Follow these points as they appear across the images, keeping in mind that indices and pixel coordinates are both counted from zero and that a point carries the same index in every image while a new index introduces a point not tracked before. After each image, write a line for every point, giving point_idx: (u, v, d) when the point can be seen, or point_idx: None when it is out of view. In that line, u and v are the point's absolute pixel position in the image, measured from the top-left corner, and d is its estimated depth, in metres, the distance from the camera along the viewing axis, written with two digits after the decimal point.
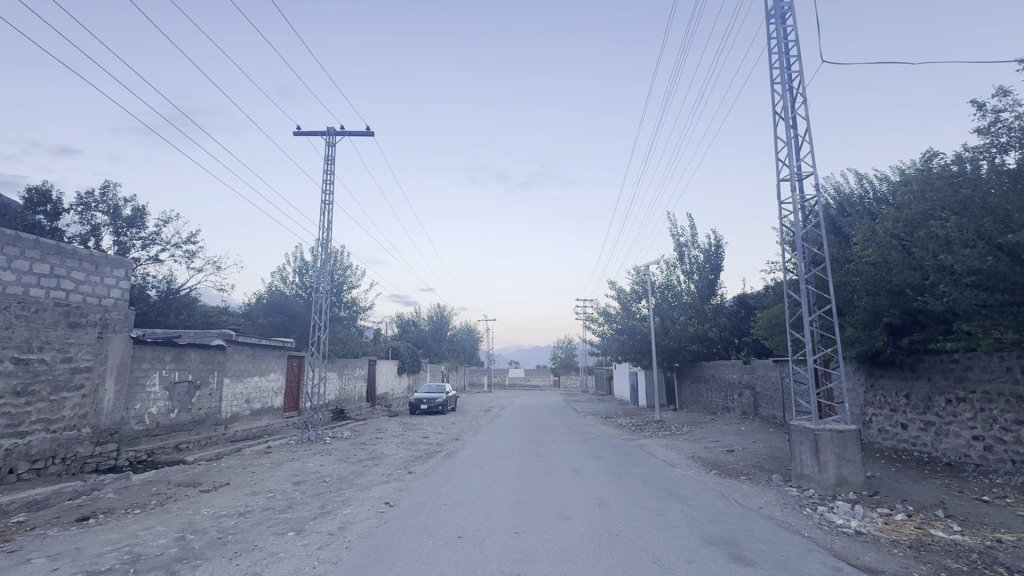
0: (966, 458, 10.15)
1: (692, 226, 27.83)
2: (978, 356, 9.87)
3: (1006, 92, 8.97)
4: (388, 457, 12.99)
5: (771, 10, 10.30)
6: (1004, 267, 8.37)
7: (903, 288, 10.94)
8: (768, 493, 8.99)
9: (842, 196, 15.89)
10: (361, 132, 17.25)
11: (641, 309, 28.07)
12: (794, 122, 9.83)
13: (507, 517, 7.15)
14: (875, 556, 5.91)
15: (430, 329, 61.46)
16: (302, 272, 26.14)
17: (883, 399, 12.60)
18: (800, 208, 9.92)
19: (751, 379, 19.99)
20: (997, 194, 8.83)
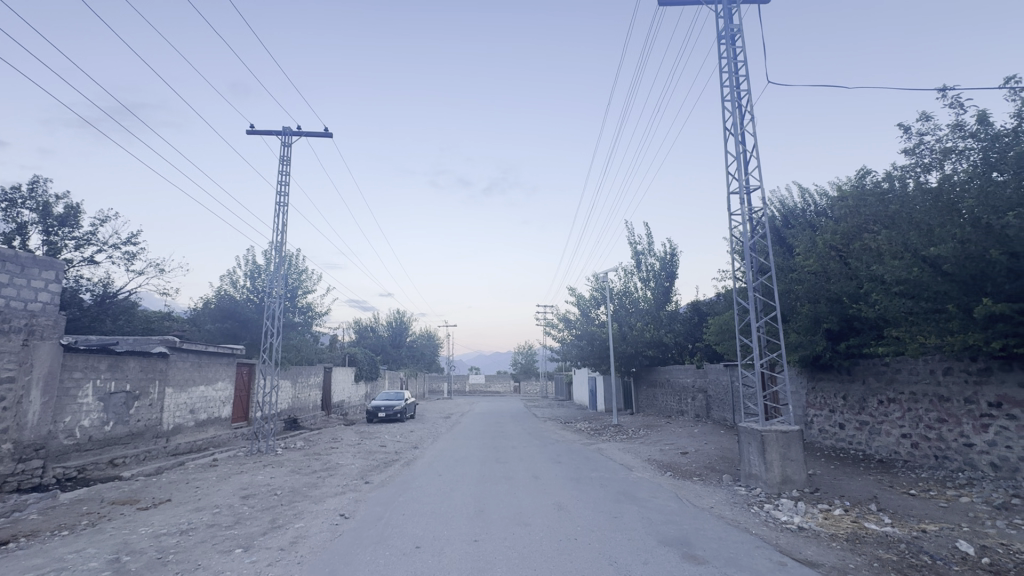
0: (895, 455, 10.91)
1: (649, 235, 28.69)
2: (906, 360, 10.64)
3: (928, 117, 9.80)
4: (344, 467, 12.61)
5: (722, 32, 10.82)
6: (926, 278, 9.05)
7: (840, 296, 11.68)
8: (718, 493, 9.35)
9: (787, 209, 16.80)
10: (319, 132, 16.81)
11: (600, 315, 28.60)
12: (743, 138, 10.36)
13: (466, 525, 7.08)
14: (816, 550, 6.26)
15: (388, 335, 60.33)
16: (254, 275, 25.08)
17: (824, 401, 13.35)
18: (748, 219, 10.42)
19: (703, 383, 20.72)
20: (920, 210, 9.57)
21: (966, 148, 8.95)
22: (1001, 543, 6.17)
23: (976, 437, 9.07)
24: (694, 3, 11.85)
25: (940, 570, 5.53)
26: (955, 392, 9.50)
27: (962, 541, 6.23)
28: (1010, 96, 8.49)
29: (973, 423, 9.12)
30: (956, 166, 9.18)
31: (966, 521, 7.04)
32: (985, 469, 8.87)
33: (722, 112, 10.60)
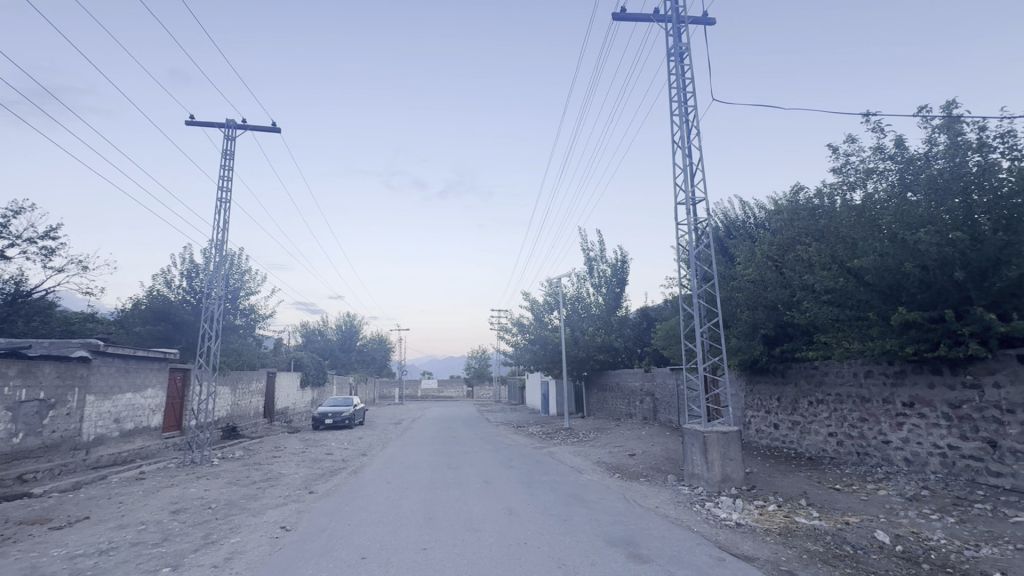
0: (823, 452, 11.70)
1: (601, 242, 29.42)
2: (833, 364, 11.42)
3: (853, 139, 10.63)
4: (287, 477, 12.05)
5: (671, 49, 11.28)
6: (851, 288, 9.77)
7: (776, 304, 12.42)
8: (664, 493, 9.67)
9: (729, 220, 17.72)
10: (266, 127, 16.11)
11: (553, 320, 28.96)
12: (689, 151, 10.83)
13: (414, 533, 6.94)
14: (752, 544, 6.59)
15: (337, 339, 58.41)
16: (191, 275, 23.60)
17: (760, 402, 14.11)
18: (694, 229, 10.89)
19: (651, 387, 21.41)
20: (846, 225, 10.32)
21: (886, 169, 9.79)
22: (912, 531, 6.74)
23: (892, 434, 9.88)
24: (646, 20, 12.30)
25: (860, 559, 5.96)
26: (875, 394, 10.29)
27: (880, 531, 6.75)
28: (923, 124, 9.35)
29: (890, 422, 9.93)
30: (877, 186, 9.99)
31: (882, 512, 7.64)
32: (900, 463, 9.68)
33: (670, 126, 11.02)
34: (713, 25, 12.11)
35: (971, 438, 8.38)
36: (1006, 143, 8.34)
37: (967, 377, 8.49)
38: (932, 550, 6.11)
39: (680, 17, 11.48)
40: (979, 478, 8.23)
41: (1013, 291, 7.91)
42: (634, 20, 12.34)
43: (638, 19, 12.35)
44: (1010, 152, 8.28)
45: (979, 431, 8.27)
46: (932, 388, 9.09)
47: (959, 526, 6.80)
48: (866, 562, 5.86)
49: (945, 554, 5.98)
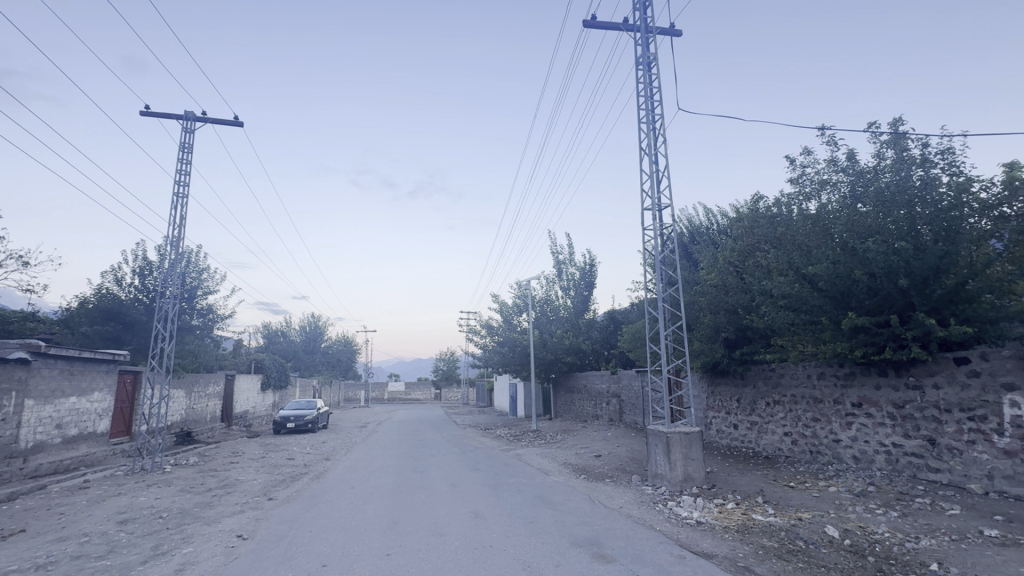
0: (779, 451, 12.17)
1: (570, 246, 29.74)
2: (789, 366, 11.89)
3: (809, 151, 11.13)
4: (244, 483, 11.63)
5: (639, 58, 11.53)
6: (805, 293, 10.22)
7: (737, 308, 12.86)
8: (628, 493, 9.84)
9: (694, 227, 18.23)
10: (227, 120, 15.55)
11: (522, 322, 29.05)
12: (656, 158, 11.08)
13: (378, 539, 6.82)
14: (711, 541, 6.80)
15: (300, 340, 56.78)
16: (144, 273, 22.48)
17: (721, 403, 14.55)
18: (659, 234, 11.14)
19: (617, 389, 21.75)
20: (801, 233, 10.79)
21: (838, 181, 10.29)
22: (859, 526, 7.09)
23: (842, 433, 10.38)
24: (616, 28, 12.52)
25: (811, 553, 6.23)
26: (826, 394, 10.78)
27: (830, 526, 7.07)
28: (873, 139, 9.89)
29: (840, 422, 10.43)
30: (831, 196, 10.48)
31: (832, 507, 8.01)
32: (849, 461, 10.17)
33: (638, 133, 11.23)
34: (680, 36, 12.45)
35: (912, 437, 8.89)
36: (946, 160, 8.90)
37: (910, 379, 9.00)
38: (877, 543, 6.45)
39: (649, 27, 11.75)
40: (919, 474, 8.74)
41: (951, 297, 8.45)
42: (605, 28, 12.55)
43: (608, 28, 12.57)
44: (949, 168, 8.85)
45: (920, 429, 8.78)
46: (879, 389, 9.60)
47: (901, 520, 7.20)
48: (817, 556, 6.13)
49: (888, 547, 6.32)
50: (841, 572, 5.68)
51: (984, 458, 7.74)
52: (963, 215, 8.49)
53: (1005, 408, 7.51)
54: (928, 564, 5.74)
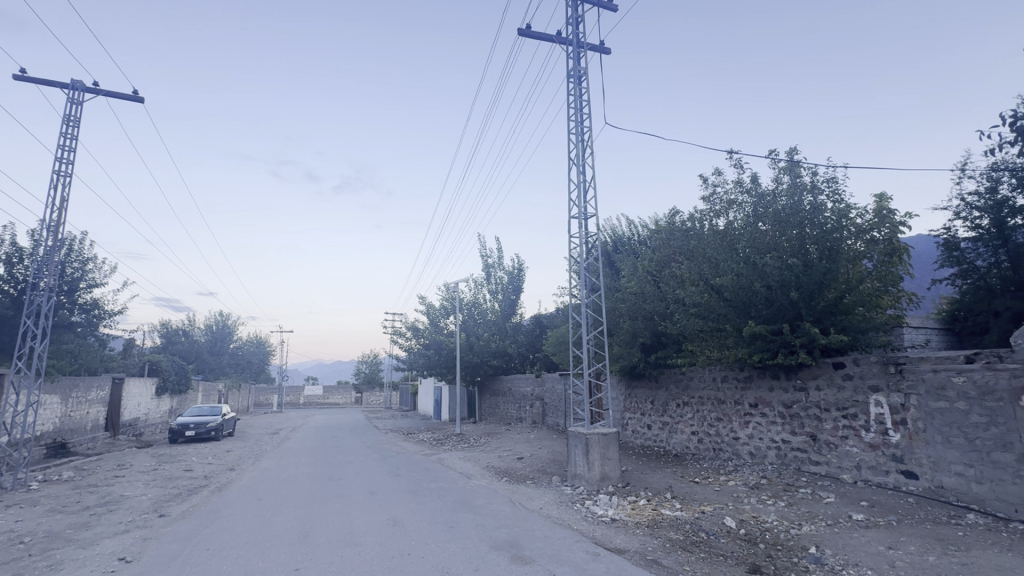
0: (687, 449, 13.04)
1: (499, 250, 30.00)
2: (696, 370, 12.79)
3: (719, 172, 12.09)
4: (131, 499, 10.42)
5: (570, 72, 11.91)
6: (712, 302, 11.08)
7: (653, 315, 13.66)
8: (548, 493, 10.07)
9: (617, 236, 19.11)
10: (126, 95, 13.96)
11: (448, 325, 28.80)
12: (583, 169, 11.48)
13: (286, 554, 6.39)
14: (624, 537, 7.14)
15: (205, 340, 52.08)
16: (12, 261, 19.48)
17: (637, 405, 15.32)
18: (584, 242, 11.54)
19: (541, 391, 22.18)
20: (711, 247, 11.68)
21: (741, 200, 11.32)
22: (752, 516, 7.78)
23: (740, 431, 11.35)
24: (549, 40, 12.86)
25: (712, 543, 6.73)
26: (728, 396, 11.73)
27: (728, 517, 7.69)
28: (772, 165, 10.94)
29: (739, 421, 11.39)
30: (736, 215, 11.48)
31: (731, 500, 8.72)
32: (745, 457, 11.14)
33: (568, 143, 11.57)
34: (609, 54, 13.04)
35: (798, 433, 9.93)
36: (831, 188, 10.07)
37: (797, 382, 10.05)
38: (767, 531, 7.11)
39: (581, 42, 12.19)
40: (803, 467, 9.77)
41: (831, 309, 9.55)
42: (538, 38, 12.84)
43: (542, 39, 12.88)
44: (832, 195, 10.02)
45: (804, 426, 9.82)
46: (772, 391, 10.61)
47: (787, 509, 8.00)
48: (717, 546, 6.63)
49: (776, 534, 6.99)
50: (736, 559, 6.18)
51: (854, 451, 8.82)
52: (842, 237, 9.65)
53: (871, 407, 8.60)
54: (808, 547, 6.41)
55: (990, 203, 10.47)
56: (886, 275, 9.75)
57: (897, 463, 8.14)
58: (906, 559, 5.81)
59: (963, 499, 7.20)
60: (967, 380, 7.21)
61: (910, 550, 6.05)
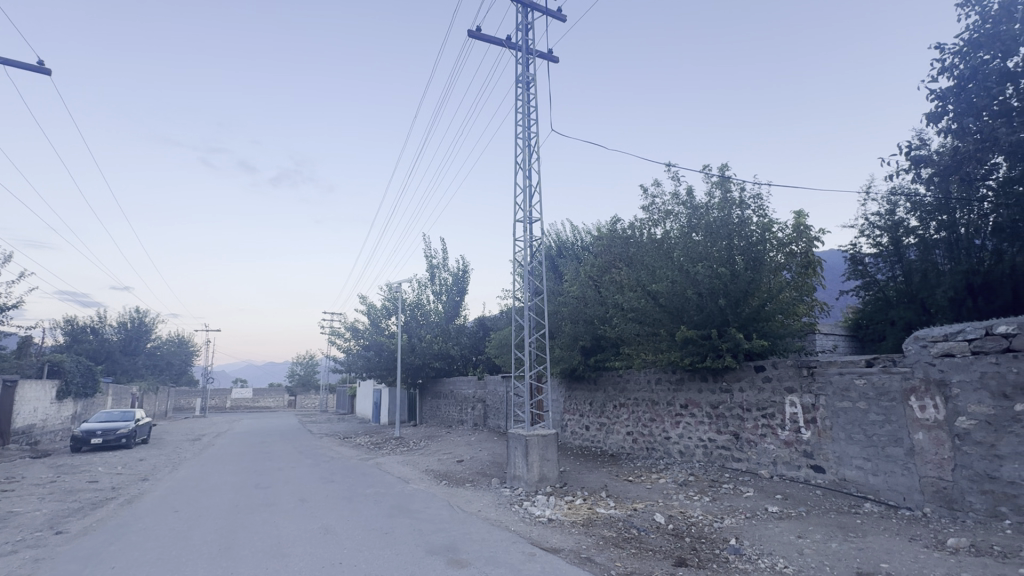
0: (622, 449, 13.50)
1: (444, 251, 29.74)
2: (633, 373, 13.29)
3: (658, 184, 12.67)
4: (22, 516, 9.32)
5: (519, 77, 12.04)
6: (648, 307, 11.55)
7: (593, 319, 14.08)
8: (486, 496, 10.08)
9: (561, 241, 19.49)
10: (31, 66, 12.57)
11: (390, 326, 28.12)
12: (529, 174, 11.61)
13: (204, 569, 5.98)
14: (560, 536, 7.27)
15: (117, 338, 47.60)
16: None
17: (576, 407, 15.66)
18: (528, 246, 11.67)
19: (482, 394, 22.14)
20: (649, 254, 12.18)
21: (677, 211, 11.91)
22: (680, 511, 8.20)
23: (672, 431, 11.91)
24: (499, 43, 12.93)
25: (642, 539, 7.01)
26: (661, 397, 12.27)
27: (658, 513, 8.04)
28: (705, 180, 11.60)
29: (671, 421, 11.95)
30: (671, 225, 12.06)
31: (661, 497, 9.13)
32: (675, 455, 11.71)
33: (515, 147, 11.67)
34: (557, 62, 13.30)
35: (723, 432, 10.55)
36: (756, 204, 10.83)
37: (722, 383, 10.69)
38: (693, 525, 7.50)
39: (530, 49, 12.36)
40: (726, 464, 10.41)
41: (754, 316, 10.26)
42: (489, 41, 12.89)
43: (492, 42, 12.93)
44: (758, 210, 10.78)
45: (728, 426, 10.45)
46: (700, 392, 11.21)
47: (711, 504, 8.49)
48: (646, 541, 6.91)
49: (701, 527, 7.40)
50: (664, 553, 6.46)
51: (771, 448, 9.51)
52: (766, 249, 10.40)
53: (787, 407, 9.30)
54: (729, 539, 6.83)
55: (888, 223, 11.68)
56: (802, 285, 10.61)
57: (807, 458, 8.86)
58: (812, 546, 6.35)
59: (862, 490, 7.96)
60: (867, 382, 7.98)
61: (816, 538, 6.61)
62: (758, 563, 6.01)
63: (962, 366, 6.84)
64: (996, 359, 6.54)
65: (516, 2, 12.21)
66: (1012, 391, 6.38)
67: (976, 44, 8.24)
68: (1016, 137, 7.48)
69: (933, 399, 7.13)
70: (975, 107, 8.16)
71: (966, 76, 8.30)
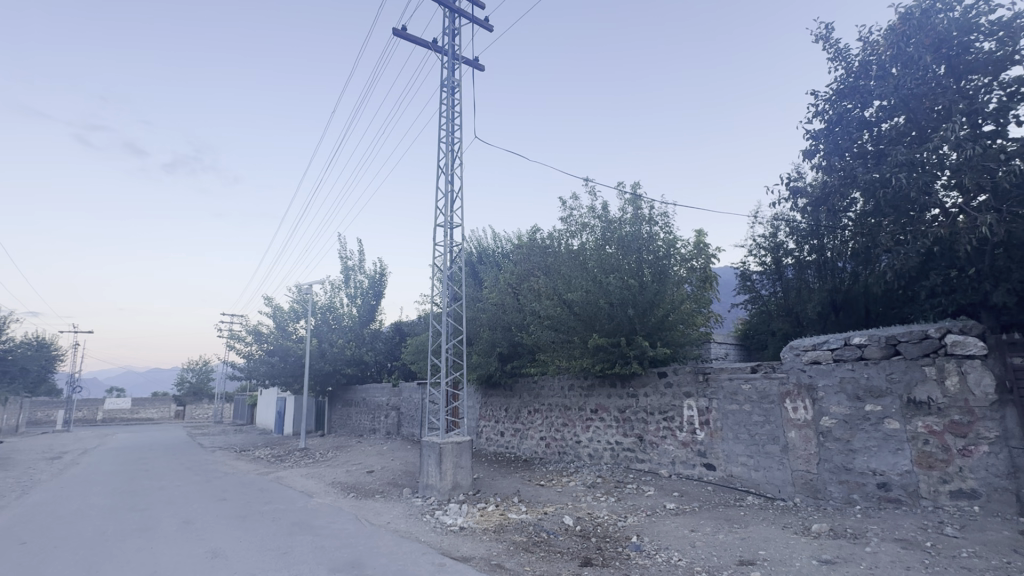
0: (535, 454, 13.78)
1: (361, 252, 28.65)
2: (547, 379, 13.62)
3: (576, 197, 13.22)
4: None
5: (444, 81, 11.98)
6: (564, 315, 11.93)
7: (511, 326, 14.31)
8: (397, 507, 9.77)
9: (481, 248, 19.59)
10: None
11: (298, 329, 26.45)
12: (452, 179, 11.55)
13: None
14: (470, 545, 7.22)
15: None
16: None
17: (491, 413, 15.74)
18: (448, 251, 11.57)
19: (397, 401, 21.47)
20: (566, 264, 12.61)
21: (592, 224, 12.49)
22: (588, 513, 8.52)
23: (582, 434, 12.36)
24: (424, 46, 12.79)
25: (551, 542, 7.17)
26: (574, 403, 12.70)
27: (567, 516, 8.29)
28: (619, 196, 12.30)
29: (582, 425, 12.40)
30: (587, 237, 12.61)
31: (570, 500, 9.42)
32: (585, 458, 12.17)
33: (438, 151, 11.55)
34: (482, 71, 13.41)
35: (629, 435, 11.15)
36: (663, 221, 11.66)
37: (629, 388, 11.31)
38: (599, 525, 7.83)
39: (456, 55, 12.37)
40: (631, 464, 11.02)
41: (659, 325, 10.97)
42: (414, 42, 12.70)
43: (418, 44, 12.75)
44: (664, 227, 11.60)
45: (634, 429, 11.06)
46: (610, 397, 11.77)
47: (616, 504, 8.93)
48: (555, 544, 7.09)
49: (606, 527, 7.75)
50: (571, 554, 6.67)
51: (670, 448, 10.21)
52: (670, 264, 11.22)
53: (685, 410, 10.05)
54: (630, 537, 7.23)
55: (771, 245, 13.14)
56: (701, 298, 11.55)
57: (701, 457, 9.63)
58: (703, 539, 6.89)
59: (746, 484, 8.80)
60: (752, 386, 8.85)
61: (706, 530, 7.20)
62: (656, 557, 6.40)
63: (826, 372, 7.84)
64: (852, 366, 7.56)
65: (444, 6, 12.17)
66: (863, 393, 7.41)
67: (843, 94, 9.58)
68: (870, 175, 8.69)
69: (803, 401, 8.08)
70: (841, 148, 9.47)
71: (834, 120, 9.61)
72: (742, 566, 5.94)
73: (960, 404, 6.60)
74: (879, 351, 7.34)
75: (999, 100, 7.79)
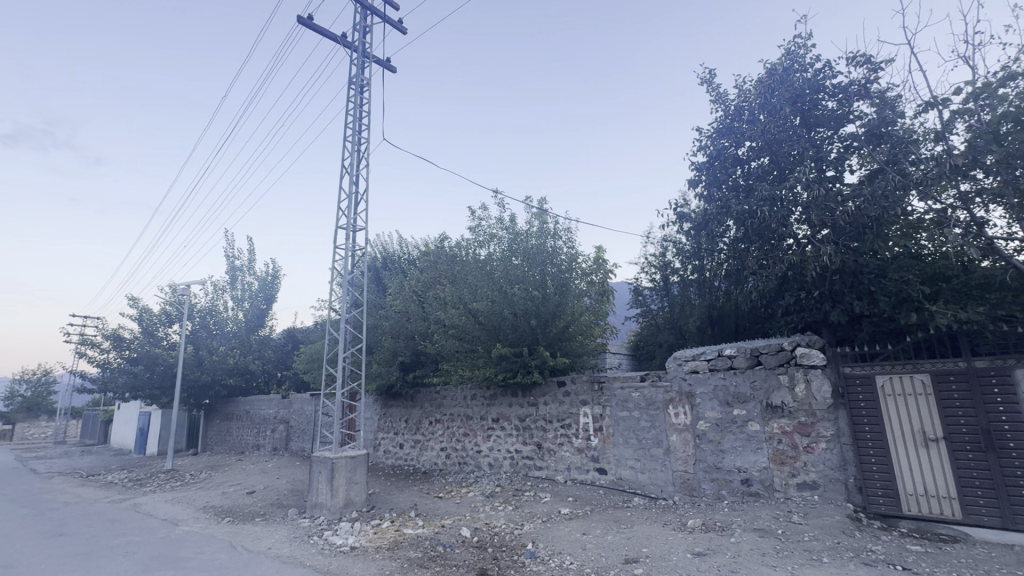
0: (435, 465, 13.52)
1: (251, 251, 26.32)
2: (450, 389, 13.45)
3: (485, 208, 13.39)
4: None
5: (352, 79, 11.47)
6: (468, 324, 11.90)
7: (414, 334, 13.97)
8: (280, 530, 8.99)
9: (387, 253, 18.99)
10: None
11: (170, 335, 23.51)
12: (356, 180, 11.04)
13: None
14: (361, 565, 6.84)
15: None
16: None
17: (390, 424, 15.19)
18: (350, 255, 11.00)
19: (286, 414, 19.86)
20: (473, 273, 12.62)
21: (499, 235, 12.67)
22: (485, 523, 8.51)
23: (483, 444, 12.38)
24: (332, 39, 12.17)
25: (447, 555, 7.04)
26: (476, 412, 12.69)
27: (464, 528, 8.21)
28: (526, 210, 12.66)
29: (483, 434, 12.42)
30: (494, 247, 12.77)
31: (468, 510, 9.35)
32: (485, 468, 12.21)
33: (342, 149, 11.02)
34: (394, 72, 13.10)
35: (528, 443, 11.39)
36: (567, 236, 12.19)
37: (530, 397, 11.56)
38: (496, 535, 7.85)
39: (367, 53, 11.96)
40: (529, 472, 11.25)
41: (559, 336, 11.34)
42: (321, 33, 12.03)
43: (324, 36, 12.11)
44: (568, 242, 12.13)
45: (533, 437, 11.33)
46: (511, 406, 11.93)
47: (513, 512, 9.04)
48: (451, 557, 6.97)
49: (502, 536, 7.79)
50: (467, 567, 6.60)
51: (566, 455, 10.60)
52: (571, 277, 11.75)
53: (581, 417, 10.51)
54: (525, 544, 7.35)
55: (660, 264, 14.33)
56: (599, 311, 12.16)
57: (594, 462, 10.13)
58: (593, 541, 7.22)
59: (633, 486, 9.41)
60: (640, 394, 9.51)
61: (596, 533, 7.55)
62: (550, 563, 6.56)
63: (703, 380, 8.67)
64: (724, 374, 8.45)
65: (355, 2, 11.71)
66: (732, 399, 8.31)
67: (721, 133, 10.76)
68: (741, 206, 9.86)
69: (684, 407, 8.86)
70: (719, 180, 10.63)
71: (714, 156, 10.78)
72: (627, 564, 6.31)
73: (806, 407, 7.65)
74: (745, 361, 8.28)
75: (838, 151, 9.30)
